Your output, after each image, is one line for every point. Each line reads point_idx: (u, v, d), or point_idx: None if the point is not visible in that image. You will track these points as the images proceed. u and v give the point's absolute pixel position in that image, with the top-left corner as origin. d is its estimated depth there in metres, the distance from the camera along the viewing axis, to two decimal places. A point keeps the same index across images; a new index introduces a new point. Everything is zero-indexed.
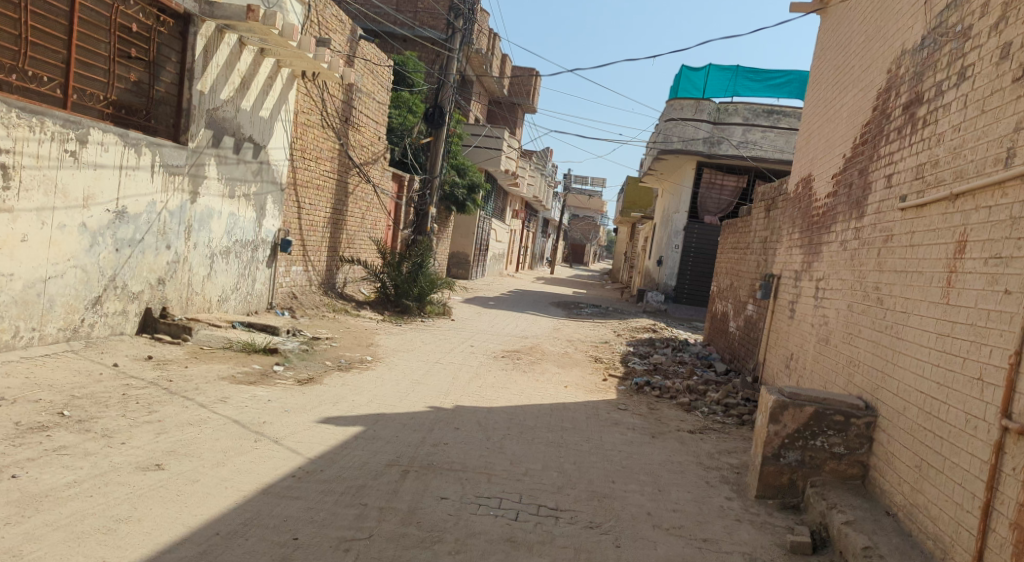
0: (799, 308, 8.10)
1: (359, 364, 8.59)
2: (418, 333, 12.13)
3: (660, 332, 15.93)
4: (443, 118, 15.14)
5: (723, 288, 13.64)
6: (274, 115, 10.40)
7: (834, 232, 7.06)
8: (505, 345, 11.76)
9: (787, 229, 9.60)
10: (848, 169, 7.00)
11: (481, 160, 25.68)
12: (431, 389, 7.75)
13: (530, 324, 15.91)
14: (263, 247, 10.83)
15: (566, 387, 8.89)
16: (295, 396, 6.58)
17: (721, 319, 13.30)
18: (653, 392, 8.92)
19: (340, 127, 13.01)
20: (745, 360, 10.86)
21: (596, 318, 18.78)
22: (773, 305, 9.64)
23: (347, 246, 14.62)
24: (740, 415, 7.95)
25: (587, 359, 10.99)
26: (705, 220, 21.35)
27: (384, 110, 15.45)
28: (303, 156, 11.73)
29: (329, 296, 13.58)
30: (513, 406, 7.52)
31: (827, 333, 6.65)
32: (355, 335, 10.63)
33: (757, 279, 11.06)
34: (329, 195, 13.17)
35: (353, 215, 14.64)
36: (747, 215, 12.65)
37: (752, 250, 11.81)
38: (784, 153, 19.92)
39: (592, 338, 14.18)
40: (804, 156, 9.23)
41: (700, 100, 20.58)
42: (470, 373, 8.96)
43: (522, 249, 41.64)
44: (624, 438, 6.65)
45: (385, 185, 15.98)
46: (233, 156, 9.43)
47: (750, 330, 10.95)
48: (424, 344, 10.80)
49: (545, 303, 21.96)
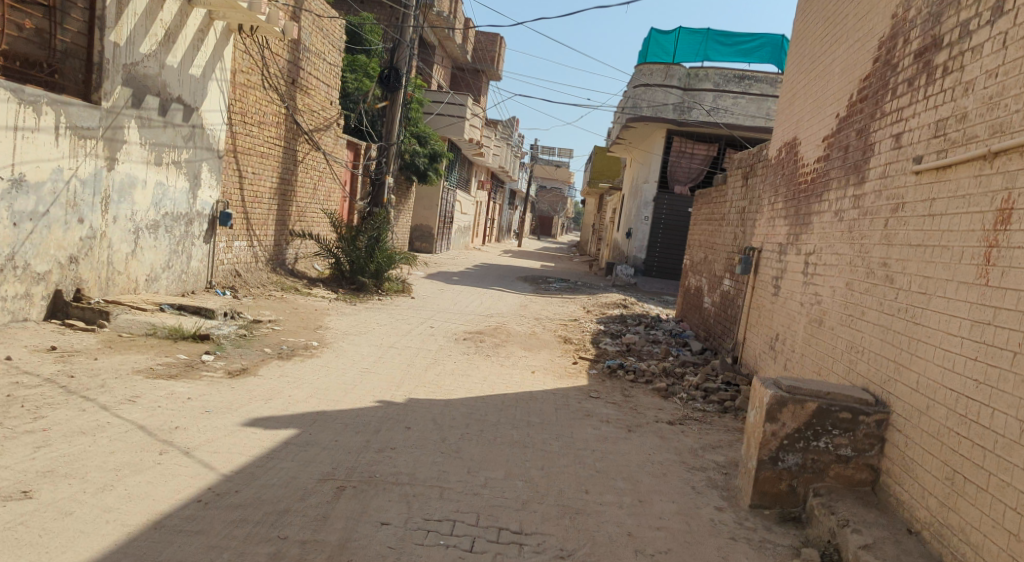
0: (783, 285, 7.45)
1: (303, 350, 7.76)
2: (374, 313, 11.30)
3: (631, 308, 15.29)
4: (398, 81, 14.18)
5: (696, 261, 13.00)
6: (206, 74, 9.50)
7: (825, 201, 6.38)
8: (467, 325, 10.99)
9: (767, 198, 8.91)
10: (840, 129, 6.31)
11: (443, 129, 24.72)
12: (382, 379, 6.97)
13: (496, 301, 15.14)
14: (200, 220, 9.94)
15: (532, 372, 8.16)
16: (220, 392, 5.75)
17: (695, 293, 12.68)
18: (627, 375, 8.29)
19: (285, 90, 12.06)
20: (722, 338, 10.25)
21: (564, 293, 18.07)
22: (753, 281, 8.98)
23: (298, 220, 13.70)
24: (722, 402, 7.34)
25: (554, 339, 10.26)
26: (676, 190, 20.61)
27: (335, 72, 14.47)
28: (242, 121, 10.78)
29: (278, 273, 12.68)
30: (473, 397, 6.78)
31: (820, 313, 5.99)
32: (303, 317, 9.77)
33: (734, 252, 10.41)
34: (275, 163, 12.23)
35: (303, 186, 13.70)
36: (722, 183, 11.96)
37: (728, 221, 11.13)
38: (757, 120, 19.40)
39: (560, 316, 13.47)
40: (787, 118, 8.51)
41: (670, 64, 19.83)
42: (427, 358, 8.20)
43: (488, 221, 40.78)
44: (596, 434, 5.94)
45: (338, 154, 15.05)
46: (157, 117, 8.55)
47: (727, 307, 10.32)
48: (379, 326, 10.00)
49: (511, 277, 21.22)
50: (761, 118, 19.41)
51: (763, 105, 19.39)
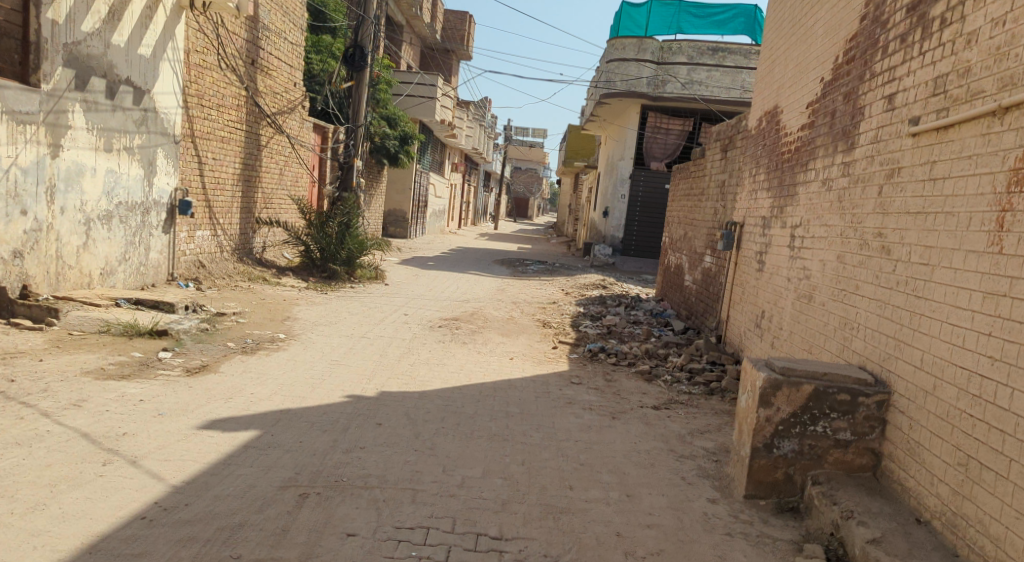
0: (768, 260, 7.18)
1: (269, 343, 7.37)
2: (345, 302, 10.92)
3: (611, 288, 15.02)
4: (364, 60, 13.72)
5: (675, 238, 12.75)
6: (157, 54, 9.12)
7: (811, 170, 6.11)
8: (442, 311, 10.65)
9: (748, 170, 8.64)
10: (825, 94, 6.03)
11: (414, 111, 24.20)
12: (352, 372, 6.61)
13: (472, 285, 14.79)
14: (157, 209, 9.50)
15: (510, 359, 7.84)
16: (176, 393, 5.36)
17: (675, 272, 12.41)
18: (609, 358, 8.02)
19: (245, 70, 11.59)
20: (705, 317, 10.00)
21: (542, 275, 17.77)
22: (735, 257, 8.71)
23: (264, 207, 13.24)
24: (709, 384, 7.08)
25: (533, 323, 9.94)
26: (652, 166, 20.34)
27: (297, 52, 13.99)
28: (199, 103, 10.32)
29: (246, 263, 12.24)
30: (449, 388, 6.44)
31: (809, 289, 5.72)
32: (270, 308, 9.37)
33: (715, 227, 10.14)
34: (237, 148, 11.76)
35: (269, 171, 13.23)
36: (700, 158, 11.68)
37: (707, 196, 10.86)
38: (731, 92, 19.13)
39: (538, 299, 13.16)
40: (766, 87, 8.22)
41: (643, 38, 19.45)
42: (400, 348, 7.84)
43: (463, 204, 40.34)
44: (579, 423, 5.63)
45: (305, 137, 14.64)
46: (106, 100, 8.17)
47: (709, 284, 10.06)
48: (350, 315, 9.62)
49: (488, 260, 20.86)
50: (736, 91, 19.11)
51: (737, 78, 19.11)
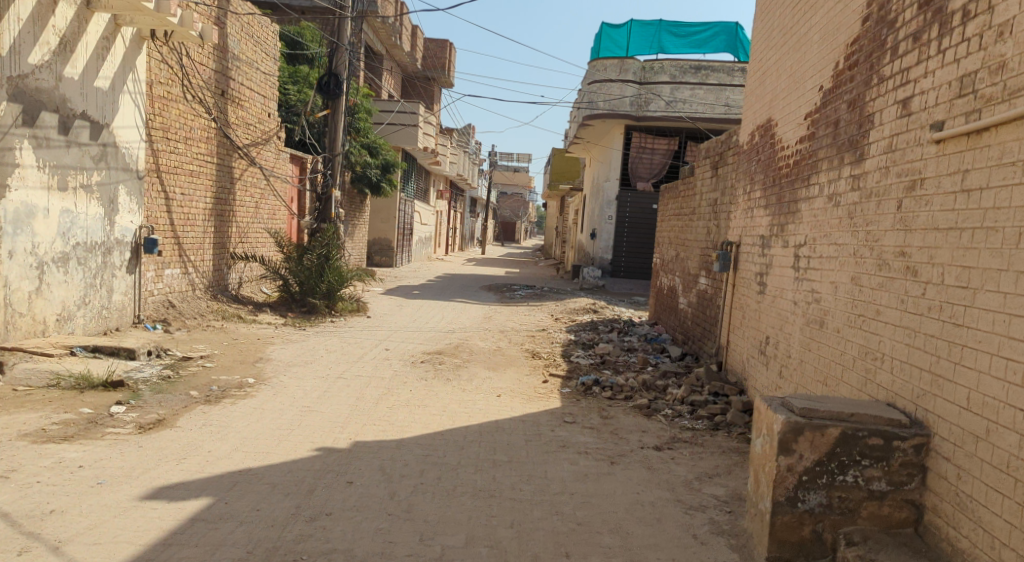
0: (769, 282, 6.70)
1: (236, 389, 6.81)
2: (324, 338, 10.38)
3: (602, 312, 14.52)
4: (339, 87, 13.26)
5: (667, 259, 12.29)
6: (116, 87, 8.57)
7: (814, 185, 5.63)
8: (426, 344, 10.11)
9: (742, 187, 8.18)
10: (825, 103, 5.58)
11: (396, 139, 23.76)
12: (326, 420, 6.06)
13: (459, 314, 14.27)
14: (120, 249, 8.91)
15: (498, 396, 7.31)
16: (124, 455, 4.81)
17: (668, 294, 11.94)
18: (604, 393, 7.48)
19: (214, 101, 11.12)
20: (703, 342, 9.52)
21: (531, 300, 17.27)
22: (732, 279, 8.23)
23: (240, 241, 12.71)
24: (713, 418, 6.60)
25: (523, 354, 9.42)
26: (638, 186, 19.97)
27: (270, 82, 13.53)
28: (165, 137, 9.80)
29: (221, 300, 11.68)
30: (431, 433, 5.92)
31: (820, 314, 5.23)
32: (241, 349, 8.80)
33: (709, 248, 9.68)
34: (208, 182, 11.24)
35: (244, 204, 12.72)
36: (690, 175, 11.24)
37: (699, 215, 10.40)
38: (716, 110, 18.81)
39: (527, 327, 12.63)
40: (758, 99, 7.78)
41: (625, 58, 19.11)
42: (380, 389, 7.29)
43: (450, 230, 39.90)
44: (573, 471, 5.13)
45: (281, 169, 14.18)
46: (59, 136, 7.62)
47: (705, 308, 9.59)
48: (328, 353, 9.06)
49: (475, 287, 20.35)
50: (720, 108, 18.78)
51: (721, 96, 18.83)
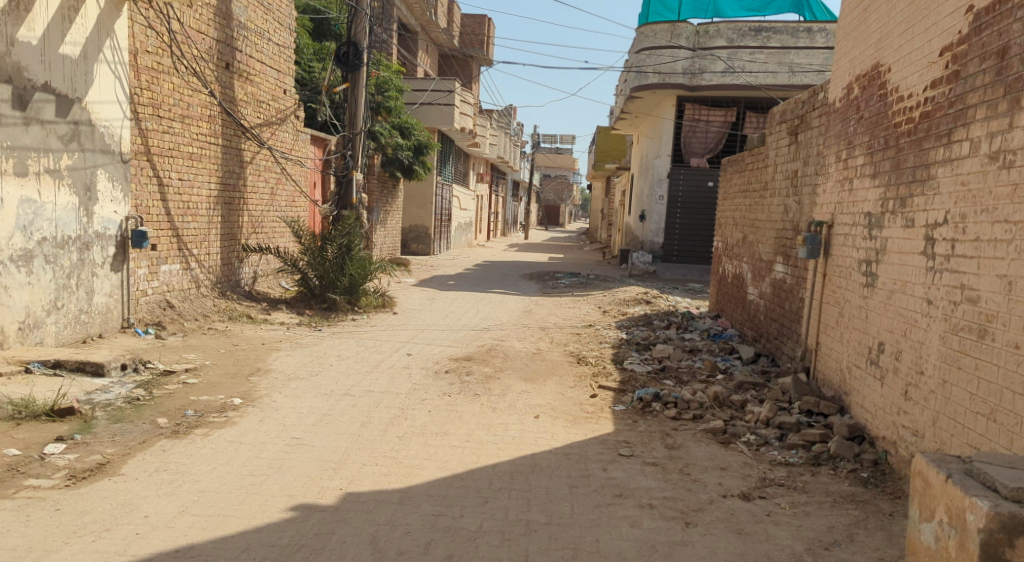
0: (883, 272, 5.24)
1: (214, 414, 5.56)
2: (342, 341, 9.17)
3: (655, 304, 13.06)
4: (358, 57, 11.93)
5: (733, 243, 10.77)
6: (88, 54, 7.38)
7: (959, 142, 4.22)
8: (456, 347, 8.81)
9: (836, 153, 6.69)
10: (976, 29, 4.15)
11: (430, 120, 22.45)
12: (315, 458, 4.77)
13: (496, 308, 12.97)
14: (103, 243, 7.76)
15: (536, 418, 5.96)
16: (29, 527, 3.59)
17: (736, 283, 10.40)
18: (667, 411, 6.06)
19: (216, 74, 9.94)
20: (781, 341, 8.04)
21: (575, 290, 15.89)
22: (822, 268, 6.74)
23: (253, 232, 11.55)
24: (811, 447, 5.18)
25: (567, 360, 8.02)
26: (692, 163, 18.51)
27: (284, 54, 12.32)
28: (156, 114, 8.58)
29: (231, 298, 10.53)
30: (448, 476, 4.60)
31: (979, 320, 3.87)
32: (238, 357, 7.57)
33: (787, 229, 8.20)
34: (212, 165, 10.07)
35: (257, 191, 11.54)
36: (761, 145, 9.72)
37: (773, 191, 8.91)
38: (778, 76, 17.20)
39: (571, 323, 11.22)
40: (859, 43, 6.29)
41: (676, 22, 17.51)
42: (392, 412, 5.97)
43: (491, 215, 38.57)
44: (636, 540, 3.80)
45: (300, 151, 13.01)
46: (12, 111, 6.47)
47: (784, 300, 8.10)
48: (340, 361, 7.79)
49: (515, 276, 18.97)
50: (783, 72, 17.18)
51: (784, 58, 17.21)
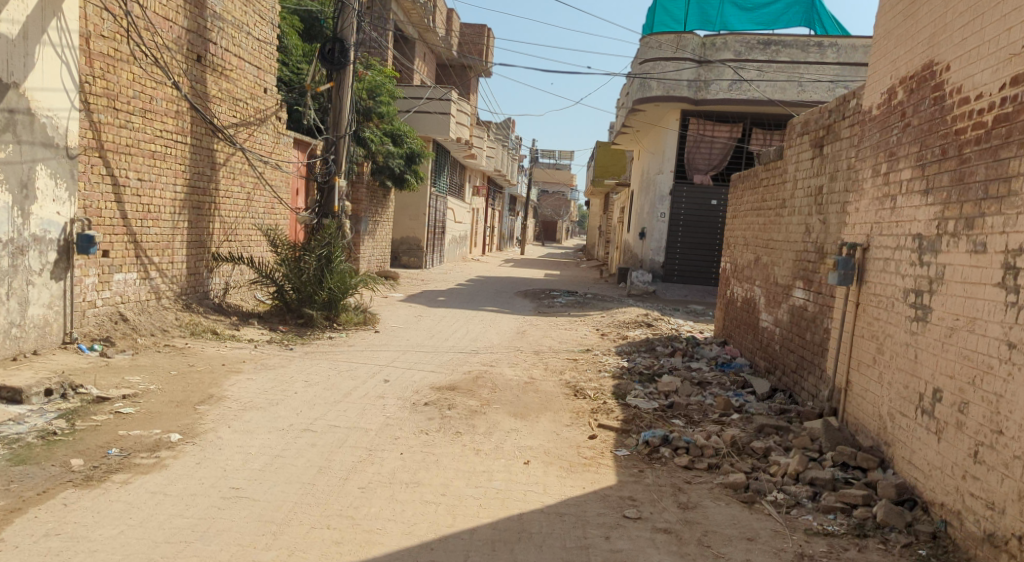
0: (937, 306, 4.43)
1: (143, 454, 4.67)
2: (314, 362, 8.33)
3: (656, 327, 12.25)
4: (345, 55, 11.16)
5: (745, 265, 9.97)
6: (29, 35, 6.58)
7: None
8: (440, 373, 7.97)
9: (873, 166, 5.91)
10: None
11: (425, 129, 21.67)
12: (251, 514, 3.94)
13: (488, 327, 12.14)
14: (44, 247, 6.93)
15: (525, 465, 5.11)
16: None
17: (748, 308, 9.59)
18: (678, 459, 5.20)
19: (185, 66, 9.18)
20: (802, 376, 7.21)
21: (572, 309, 15.07)
22: (854, 296, 5.92)
23: (226, 239, 10.72)
24: (851, 512, 4.34)
25: (563, 392, 7.16)
26: (695, 180, 17.80)
27: (266, 51, 11.54)
28: (112, 105, 7.81)
29: (197, 311, 9.70)
30: (414, 545, 3.77)
31: None
32: (190, 380, 6.70)
33: (809, 251, 7.42)
34: (180, 165, 9.27)
35: (231, 196, 10.72)
36: (779, 160, 8.94)
37: (792, 209, 8.13)
38: (786, 92, 16.44)
39: (567, 346, 10.38)
40: (905, 39, 5.54)
41: (682, 32, 16.84)
42: (358, 454, 5.11)
43: (487, 229, 37.78)
44: None
45: (282, 155, 12.19)
46: None
47: (804, 330, 7.28)
48: (307, 388, 6.92)
49: (509, 293, 18.13)
50: (793, 88, 16.42)
51: (793, 73, 16.46)
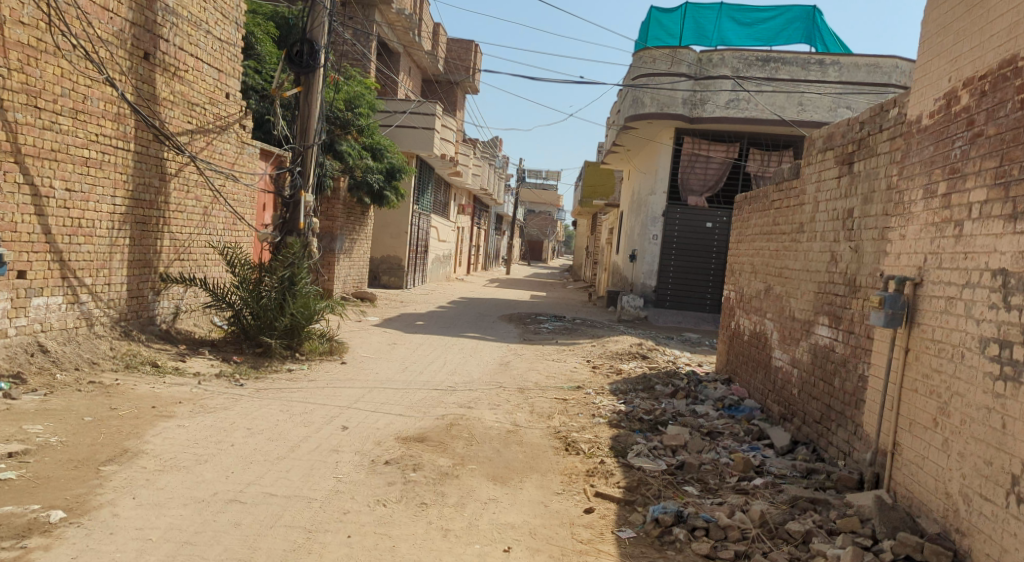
0: None
1: (5, 545, 3.65)
2: (266, 402, 7.25)
3: (652, 360, 11.25)
4: (314, 57, 10.18)
5: (753, 295, 9.02)
6: None
7: None
8: (410, 418, 6.91)
9: (925, 185, 4.97)
10: None
11: (407, 144, 20.69)
12: None
13: (469, 358, 11.10)
14: None
15: (505, 553, 4.09)
16: None
17: (758, 343, 8.60)
18: (698, 546, 4.21)
19: (127, 64, 8.19)
20: (830, 428, 6.22)
21: (560, 337, 14.06)
22: (903, 341, 4.95)
23: (177, 259, 9.64)
24: None
25: (552, 445, 6.11)
26: (689, 202, 16.82)
27: (228, 53, 10.51)
28: (32, 103, 6.89)
29: (137, 340, 8.60)
30: None
31: None
32: (106, 429, 5.61)
33: (837, 283, 6.45)
34: (121, 175, 8.25)
35: (184, 211, 9.65)
36: (795, 180, 8.01)
37: (813, 235, 7.16)
38: (786, 112, 15.69)
39: (556, 382, 9.33)
40: (969, 34, 4.63)
41: (677, 47, 16.00)
42: (293, 537, 4.05)
43: (472, 248, 36.80)
44: None
45: (245, 168, 11.14)
46: None
47: (832, 375, 6.30)
48: (248, 438, 5.83)
49: (494, 317, 17.08)
50: (792, 108, 15.67)
51: (793, 92, 15.67)
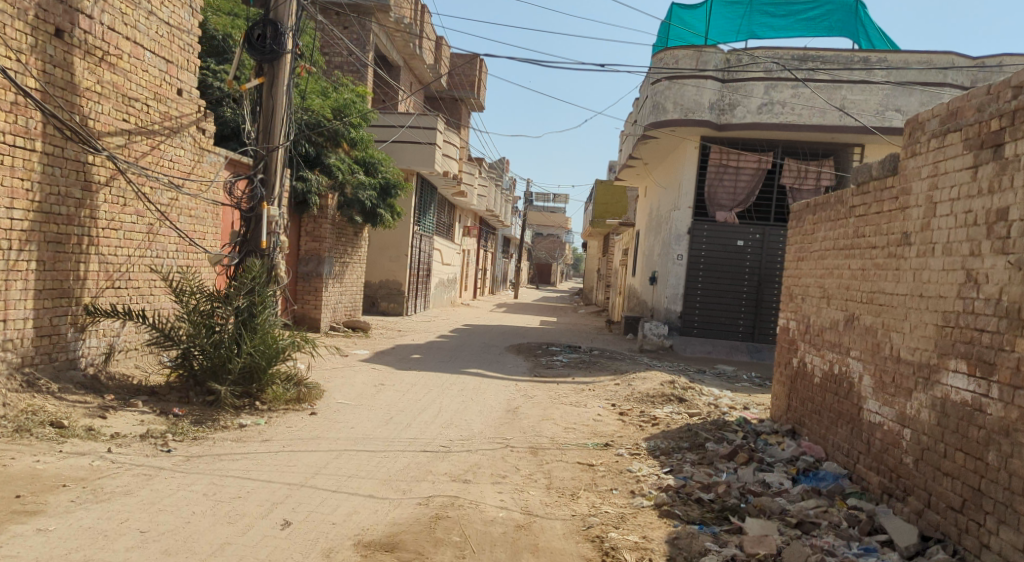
0: None
1: None
2: (190, 480, 5.34)
3: (691, 404, 9.28)
4: (279, 41, 8.41)
5: (825, 327, 7.12)
6: None
7: None
8: (382, 503, 5.02)
9: None
10: None
11: (406, 159, 18.91)
12: None
13: (470, 403, 9.17)
14: None
15: None
16: None
17: (837, 389, 6.64)
18: None
19: (30, 40, 6.55)
20: (984, 521, 4.35)
21: (576, 372, 12.13)
22: None
23: (110, 287, 7.80)
24: None
25: (581, 555, 4.28)
26: (718, 218, 14.90)
27: (180, 40, 8.71)
28: None
29: (45, 391, 6.76)
30: None
31: None
32: None
33: (985, 316, 4.57)
34: (21, 179, 6.55)
35: (119, 228, 7.83)
36: (886, 178, 6.14)
37: (928, 248, 5.28)
38: (827, 115, 13.71)
39: (578, 437, 7.40)
40: None
41: (703, 47, 14.23)
42: None
43: (479, 271, 34.93)
44: None
45: (204, 177, 9.33)
46: None
47: (983, 446, 4.43)
48: (136, 553, 3.99)
49: (501, 347, 15.16)
50: (832, 112, 13.68)
51: (835, 94, 13.71)
